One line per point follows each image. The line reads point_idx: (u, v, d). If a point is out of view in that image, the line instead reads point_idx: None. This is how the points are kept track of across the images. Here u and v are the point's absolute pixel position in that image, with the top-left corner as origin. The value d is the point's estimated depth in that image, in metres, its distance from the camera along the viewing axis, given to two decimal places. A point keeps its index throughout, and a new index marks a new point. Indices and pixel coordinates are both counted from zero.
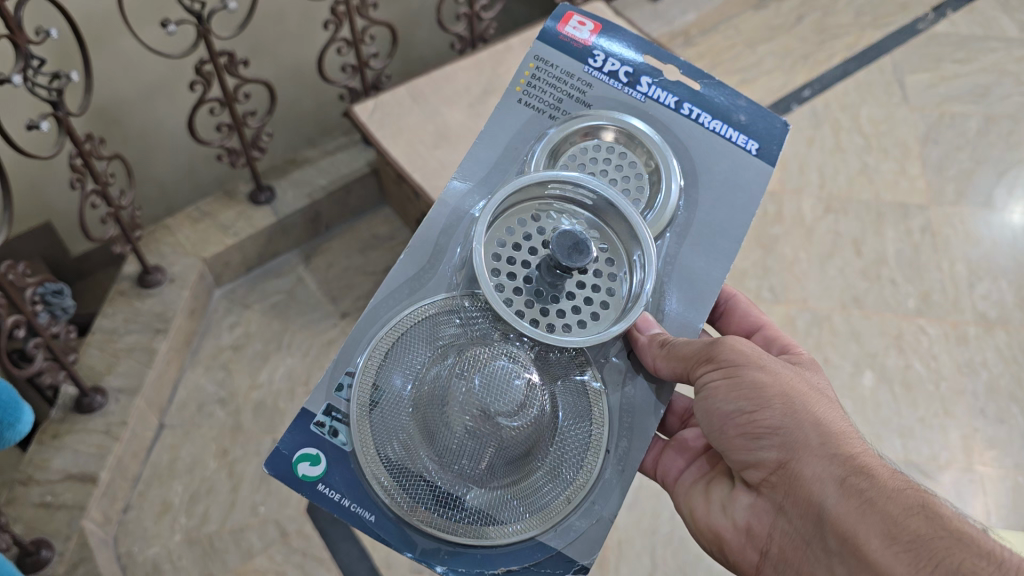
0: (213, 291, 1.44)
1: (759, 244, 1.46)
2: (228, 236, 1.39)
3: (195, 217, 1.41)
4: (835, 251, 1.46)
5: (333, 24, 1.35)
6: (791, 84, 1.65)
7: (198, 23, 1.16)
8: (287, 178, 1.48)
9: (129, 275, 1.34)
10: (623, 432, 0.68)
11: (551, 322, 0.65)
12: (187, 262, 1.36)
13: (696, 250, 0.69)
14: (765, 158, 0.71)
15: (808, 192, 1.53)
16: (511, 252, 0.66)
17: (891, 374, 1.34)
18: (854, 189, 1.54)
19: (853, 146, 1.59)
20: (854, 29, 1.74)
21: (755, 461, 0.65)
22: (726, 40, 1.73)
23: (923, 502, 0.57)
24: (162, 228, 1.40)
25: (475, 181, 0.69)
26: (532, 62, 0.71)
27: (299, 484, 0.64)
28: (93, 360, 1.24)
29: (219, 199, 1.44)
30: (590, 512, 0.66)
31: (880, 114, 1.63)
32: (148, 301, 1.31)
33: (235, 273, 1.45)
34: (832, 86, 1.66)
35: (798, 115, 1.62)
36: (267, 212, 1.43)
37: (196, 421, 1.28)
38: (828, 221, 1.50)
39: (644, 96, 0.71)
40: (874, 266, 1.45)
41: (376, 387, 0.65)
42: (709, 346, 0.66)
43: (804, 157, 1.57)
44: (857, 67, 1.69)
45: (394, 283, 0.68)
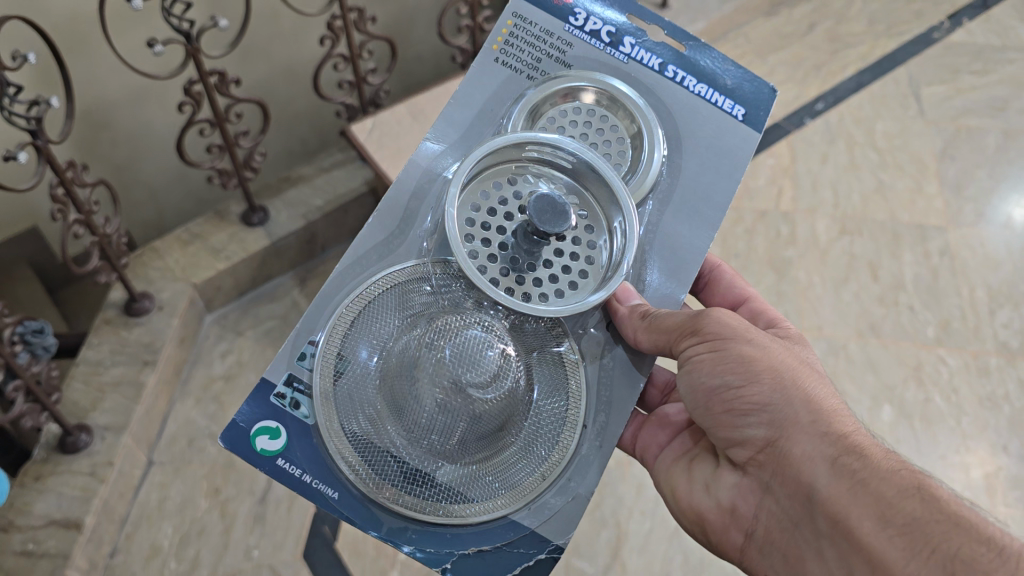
0: (204, 317, 1.30)
1: (772, 268, 1.41)
2: (220, 260, 1.26)
3: (185, 239, 1.28)
4: (851, 274, 1.42)
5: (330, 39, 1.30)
6: (803, 97, 1.62)
7: (186, 41, 1.07)
8: (279, 199, 1.34)
9: (115, 302, 1.20)
10: (600, 406, 0.64)
11: (527, 292, 0.63)
12: (177, 288, 1.22)
13: (678, 216, 0.67)
14: (750, 124, 0.69)
15: (822, 212, 1.49)
16: (486, 217, 0.64)
17: (910, 409, 1.28)
18: (868, 208, 1.50)
19: (867, 163, 1.56)
20: (867, 38, 1.72)
21: (741, 439, 0.61)
22: (736, 48, 1.69)
23: (918, 483, 0.53)
24: (150, 249, 1.26)
25: (449, 144, 0.67)
26: (510, 19, 0.69)
27: (257, 458, 0.60)
28: (78, 395, 1.11)
29: (210, 220, 1.30)
30: (565, 490, 0.63)
31: (895, 128, 1.61)
32: (136, 331, 1.18)
33: (226, 298, 1.31)
34: (845, 99, 1.64)
35: (811, 128, 1.60)
36: (261, 235, 1.29)
37: (186, 457, 1.15)
38: (842, 244, 1.45)
39: (626, 57, 0.69)
40: (892, 291, 1.40)
41: (341, 357, 0.62)
42: (694, 317, 0.62)
43: (817, 174, 1.53)
44: (871, 79, 1.67)
45: (363, 247, 0.65)
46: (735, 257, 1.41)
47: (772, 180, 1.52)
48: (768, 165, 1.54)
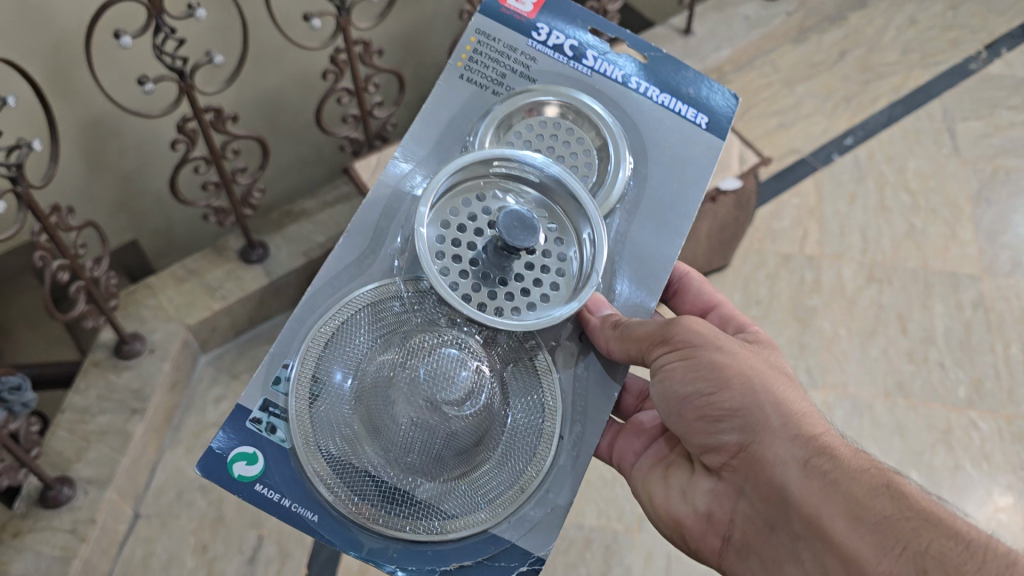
0: (198, 358, 1.25)
1: (795, 317, 1.32)
2: (215, 300, 1.21)
3: (180, 276, 1.23)
4: (879, 329, 1.31)
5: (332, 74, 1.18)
6: (831, 131, 1.53)
7: (178, 78, 0.99)
8: (281, 233, 1.29)
9: (104, 343, 1.16)
10: (576, 416, 0.65)
11: (499, 306, 0.63)
12: (169, 329, 1.18)
13: (647, 225, 0.68)
14: (713, 131, 0.70)
15: (849, 257, 1.39)
16: (456, 234, 0.64)
17: (939, 476, 1.18)
18: (899, 256, 1.39)
19: (899, 206, 1.45)
20: (902, 68, 1.62)
21: (715, 445, 0.61)
22: (762, 78, 1.60)
23: (887, 481, 0.54)
24: (144, 286, 1.21)
25: (418, 162, 0.68)
26: (473, 36, 0.69)
27: (236, 485, 0.60)
28: (61, 445, 1.07)
29: (207, 255, 1.25)
30: (544, 502, 0.63)
31: (928, 168, 1.49)
32: (125, 374, 1.14)
33: (223, 337, 1.26)
34: (877, 133, 1.53)
35: (840, 165, 1.50)
36: (259, 273, 1.24)
37: (174, 511, 1.12)
38: (869, 294, 1.35)
39: (590, 70, 0.70)
40: (922, 346, 1.29)
41: (315, 380, 0.63)
42: (664, 327, 0.62)
43: (845, 217, 1.43)
44: (904, 112, 1.56)
45: (334, 268, 0.65)
46: (756, 305, 1.32)
47: (796, 222, 1.42)
48: (793, 205, 1.45)
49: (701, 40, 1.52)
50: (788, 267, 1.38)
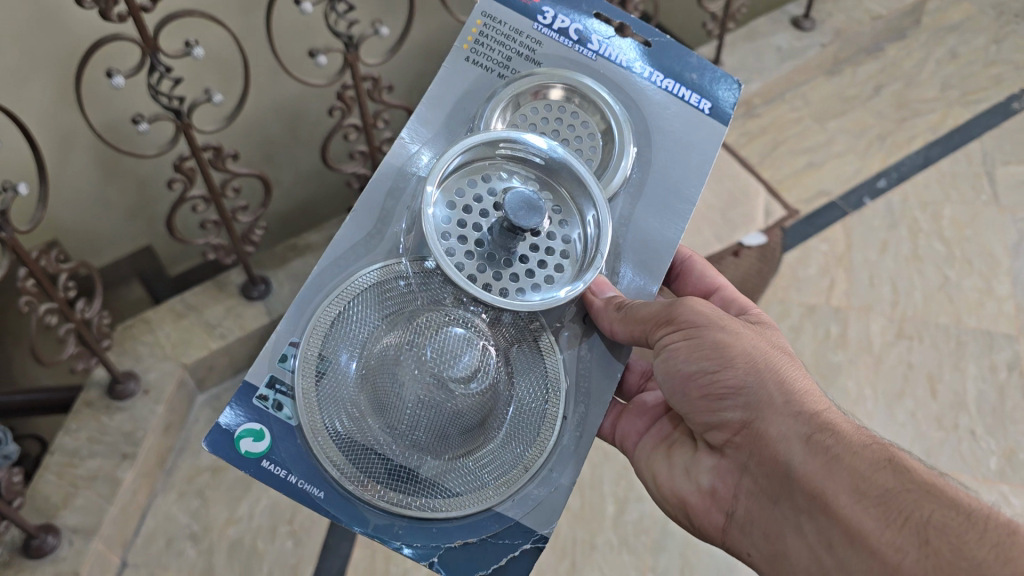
0: (195, 396, 1.17)
1: (818, 374, 1.21)
2: (214, 338, 1.14)
3: (179, 311, 1.16)
4: (907, 389, 1.20)
5: (339, 111, 1.11)
6: (864, 172, 1.44)
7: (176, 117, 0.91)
8: (285, 268, 1.22)
9: (97, 381, 1.08)
10: (580, 397, 0.66)
11: (504, 287, 0.64)
12: (165, 367, 1.10)
13: (650, 210, 0.68)
14: (717, 117, 0.70)
15: (877, 310, 1.28)
16: (462, 215, 0.65)
17: None
18: (931, 309, 1.28)
19: (932, 256, 1.34)
20: (940, 106, 1.53)
21: (718, 423, 0.62)
22: (793, 112, 1.52)
23: (889, 456, 0.55)
24: (141, 321, 1.14)
25: (424, 143, 0.68)
26: (479, 19, 0.70)
27: (242, 461, 0.61)
28: (48, 489, 0.99)
29: (208, 289, 1.19)
30: (547, 481, 0.64)
31: (965, 215, 1.39)
32: (117, 416, 1.06)
33: (222, 374, 1.18)
34: (912, 176, 1.43)
35: (871, 210, 1.40)
36: (260, 312, 1.17)
37: (163, 562, 1.03)
38: (899, 350, 1.24)
39: (595, 54, 0.71)
40: (953, 411, 1.18)
41: (321, 358, 0.63)
42: (668, 307, 0.63)
43: (874, 265, 1.33)
44: (940, 153, 1.46)
45: (341, 247, 0.65)
46: None
47: (824, 270, 1.32)
48: (822, 251, 1.35)
49: (731, 71, 1.46)
50: (813, 318, 1.27)
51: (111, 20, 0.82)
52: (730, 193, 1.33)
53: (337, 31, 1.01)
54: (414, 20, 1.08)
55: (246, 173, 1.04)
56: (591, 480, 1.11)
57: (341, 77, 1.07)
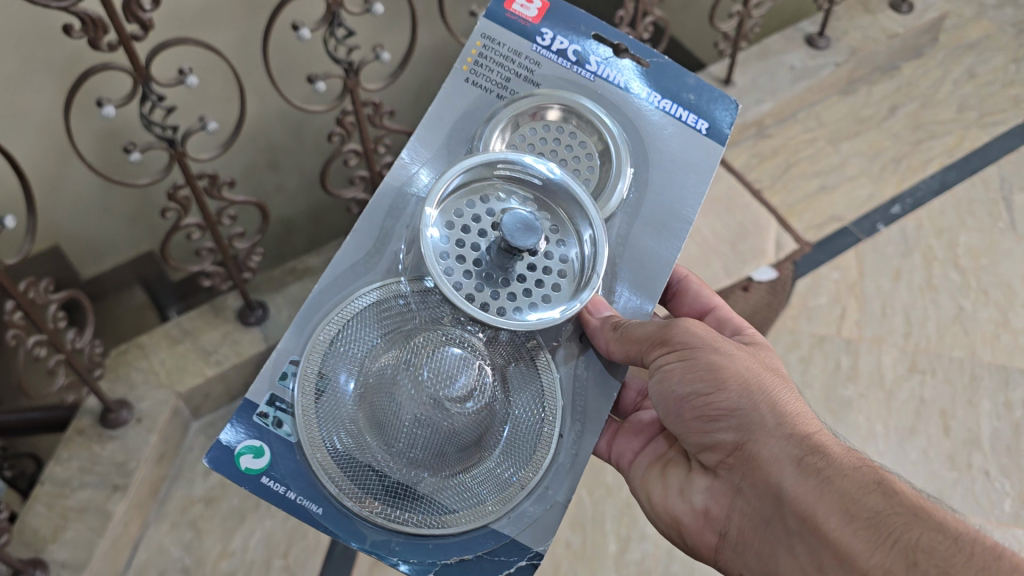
0: (189, 424, 1.19)
1: (828, 409, 1.21)
2: (209, 365, 1.16)
3: (174, 336, 1.18)
4: (919, 425, 1.19)
5: (339, 136, 1.13)
6: (878, 196, 1.44)
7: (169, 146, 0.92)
8: (282, 293, 1.25)
9: (90, 410, 1.10)
10: (576, 415, 0.67)
11: (501, 306, 0.64)
12: (158, 397, 1.12)
13: (647, 230, 0.69)
14: (714, 137, 0.71)
15: (890, 342, 1.28)
16: (460, 235, 0.65)
17: None
18: (945, 342, 1.27)
19: (947, 285, 1.34)
20: (956, 128, 1.54)
21: (711, 443, 0.62)
22: (806, 132, 1.53)
23: (878, 478, 0.56)
24: (136, 347, 1.17)
25: (423, 163, 0.69)
26: (479, 40, 0.71)
27: (242, 477, 0.62)
28: (38, 522, 1.01)
29: (205, 315, 1.22)
30: (543, 498, 0.65)
31: (980, 243, 1.39)
32: (109, 446, 1.08)
33: (216, 402, 1.20)
34: (926, 202, 1.43)
35: (885, 236, 1.40)
36: (257, 337, 1.20)
37: None
38: (911, 385, 1.23)
39: (593, 75, 0.71)
40: (966, 449, 1.17)
41: (321, 376, 0.64)
42: (662, 328, 0.64)
43: (888, 294, 1.33)
44: (957, 177, 1.47)
45: (342, 266, 0.67)
46: None
47: (835, 298, 1.33)
48: (833, 279, 1.35)
49: (742, 92, 1.47)
50: (824, 349, 1.27)
51: (100, 48, 0.83)
52: (740, 225, 1.34)
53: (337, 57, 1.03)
54: (415, 47, 1.11)
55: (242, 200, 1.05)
56: (593, 518, 1.11)
57: (341, 102, 1.09)
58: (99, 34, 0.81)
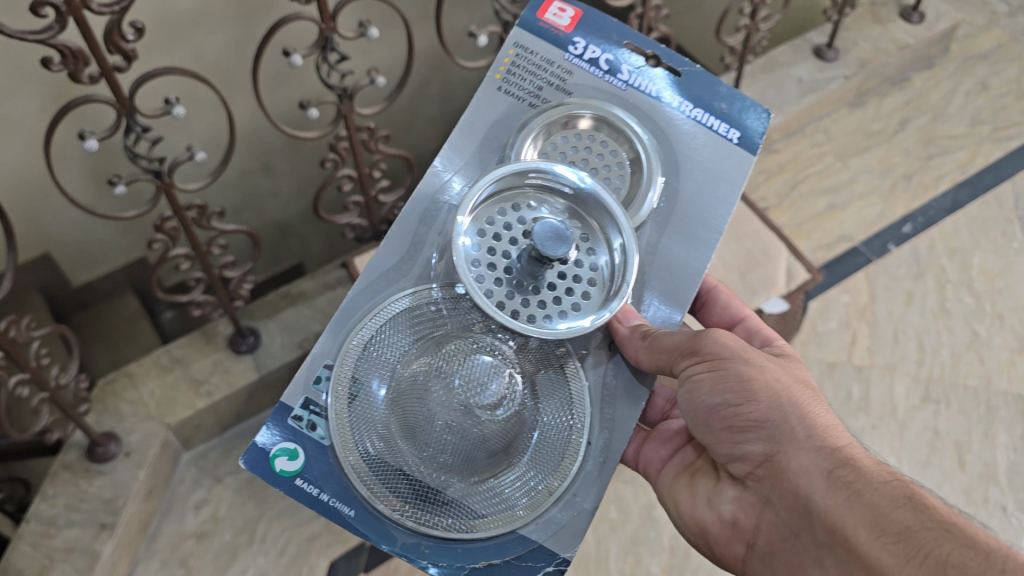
0: (181, 455, 1.19)
1: None
2: (200, 397, 1.16)
3: (164, 364, 1.19)
4: (933, 459, 1.19)
5: (332, 162, 1.13)
6: (889, 215, 1.44)
7: (155, 177, 0.92)
8: (275, 320, 1.24)
9: (77, 443, 1.11)
10: (604, 423, 0.67)
11: (531, 313, 0.65)
12: (148, 429, 1.13)
13: (676, 239, 0.70)
14: (745, 146, 0.71)
15: (902, 370, 1.27)
16: (492, 242, 0.66)
17: None
18: (959, 370, 1.27)
19: (961, 308, 1.33)
20: (970, 142, 1.53)
21: (740, 454, 0.63)
22: (814, 146, 1.53)
23: (909, 492, 0.56)
24: (124, 376, 1.17)
25: (455, 171, 0.70)
26: (512, 49, 0.71)
27: (277, 479, 0.63)
28: (23, 561, 1.01)
29: (195, 342, 1.22)
30: (570, 505, 0.66)
31: (996, 265, 1.38)
32: (97, 481, 1.08)
33: (208, 433, 1.20)
34: (939, 221, 1.43)
35: (896, 257, 1.39)
36: (249, 366, 1.20)
37: None
38: (924, 416, 1.23)
39: (625, 83, 0.72)
40: (982, 484, 1.16)
41: (354, 381, 0.65)
42: (692, 338, 0.64)
43: (900, 319, 1.32)
44: (969, 195, 1.46)
45: (375, 272, 0.68)
46: None
47: (845, 323, 1.32)
48: (842, 303, 1.34)
49: None
50: (834, 377, 1.27)
51: (82, 82, 0.81)
52: (750, 253, 1.19)
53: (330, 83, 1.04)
54: (411, 71, 1.11)
55: (233, 230, 1.06)
56: (596, 557, 1.10)
57: (334, 128, 1.10)
58: (80, 67, 0.79)
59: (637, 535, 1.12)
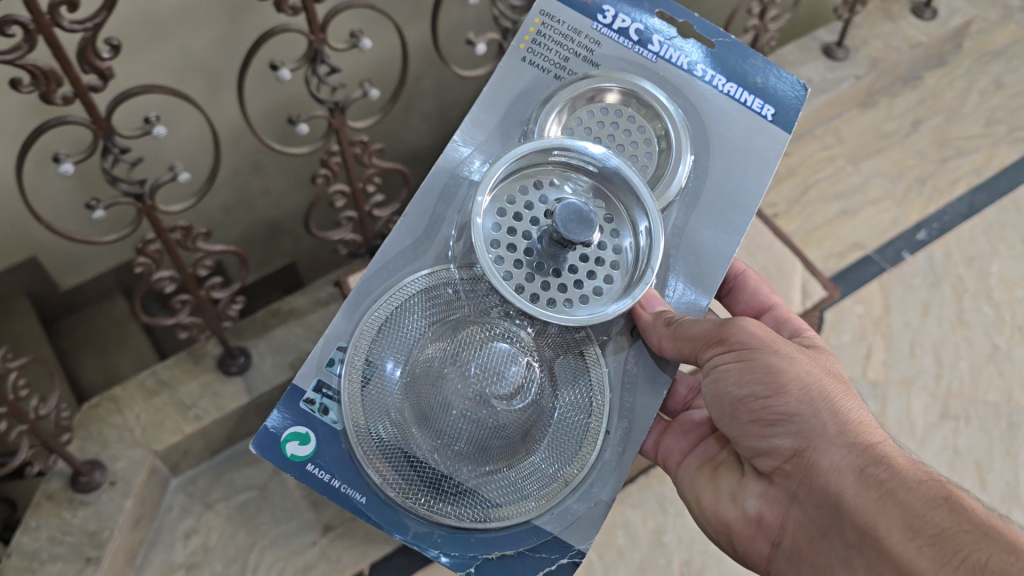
0: (169, 481, 1.14)
1: None
2: (188, 421, 1.11)
3: (150, 388, 1.13)
4: (956, 481, 1.16)
5: (324, 177, 1.11)
6: (903, 221, 1.41)
7: (137, 199, 0.90)
8: (266, 338, 1.19)
9: (61, 472, 1.05)
10: (624, 413, 0.65)
11: (551, 297, 0.62)
12: (134, 456, 1.07)
13: (704, 222, 0.67)
14: (780, 123, 0.68)
15: (920, 385, 1.24)
16: (512, 223, 0.63)
17: None
18: (980, 384, 1.24)
19: (979, 320, 1.30)
20: (984, 143, 1.50)
21: (767, 449, 0.61)
22: (824, 150, 1.49)
23: (946, 493, 0.54)
24: (109, 400, 1.12)
25: (475, 147, 0.67)
26: (538, 17, 0.68)
27: (288, 464, 0.62)
28: None
29: (182, 362, 1.16)
30: (587, 496, 0.64)
31: (1015, 274, 1.35)
32: (81, 512, 1.02)
33: (197, 458, 1.15)
34: (954, 227, 1.40)
35: (911, 265, 1.37)
36: (238, 389, 1.14)
37: None
38: (943, 433, 1.20)
39: (655, 55, 0.69)
40: (1006, 505, 1.14)
41: (368, 363, 0.63)
42: (719, 328, 0.62)
43: (915, 331, 1.29)
44: (986, 199, 1.43)
45: (392, 251, 0.65)
46: None
47: (859, 335, 1.29)
48: (856, 314, 1.31)
49: None
50: None
51: (55, 102, 0.78)
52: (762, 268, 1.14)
53: (320, 97, 1.01)
54: (405, 81, 1.08)
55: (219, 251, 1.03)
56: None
57: (326, 142, 1.07)
58: (53, 87, 0.76)
59: (645, 564, 1.05)
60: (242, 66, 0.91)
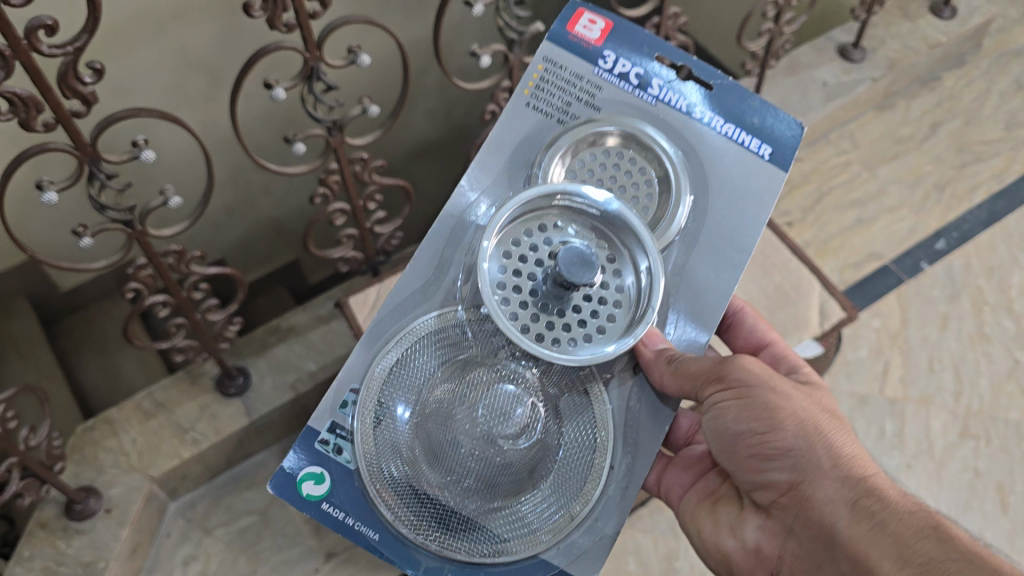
0: (167, 505, 1.17)
1: None
2: (185, 445, 1.13)
3: (146, 410, 1.15)
4: (973, 501, 1.18)
5: (323, 197, 1.11)
6: (921, 229, 1.44)
7: (128, 225, 0.92)
8: (265, 357, 1.21)
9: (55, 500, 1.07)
10: (627, 447, 0.67)
11: (556, 337, 0.64)
12: (130, 482, 1.09)
13: (703, 261, 0.69)
14: (777, 162, 0.70)
15: (939, 403, 1.27)
16: (517, 265, 0.65)
17: None
18: (1000, 403, 1.26)
19: (1000, 335, 1.33)
20: (1005, 147, 1.54)
21: (765, 483, 0.63)
22: (839, 155, 1.52)
23: (934, 523, 0.56)
24: (105, 423, 1.14)
25: (481, 191, 0.69)
26: (541, 64, 0.71)
27: (304, 503, 0.64)
28: None
29: (179, 382, 1.18)
30: (593, 530, 0.66)
31: None
32: (76, 541, 1.04)
33: (195, 482, 1.18)
34: (975, 235, 1.43)
35: (929, 275, 1.39)
36: (238, 410, 1.17)
37: None
38: (962, 454, 1.22)
39: (655, 98, 0.71)
40: None
41: (380, 404, 0.65)
42: (720, 364, 0.64)
43: (933, 346, 1.32)
44: (1006, 207, 1.46)
45: (403, 293, 0.67)
46: None
47: (876, 352, 1.32)
48: (873, 328, 1.34)
49: None
50: (866, 411, 1.26)
51: (36, 129, 0.78)
52: (779, 288, 1.18)
53: (318, 115, 1.01)
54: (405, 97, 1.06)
55: (214, 273, 1.04)
56: None
57: (324, 161, 1.08)
58: (32, 114, 0.76)
59: None
60: (234, 85, 0.88)
